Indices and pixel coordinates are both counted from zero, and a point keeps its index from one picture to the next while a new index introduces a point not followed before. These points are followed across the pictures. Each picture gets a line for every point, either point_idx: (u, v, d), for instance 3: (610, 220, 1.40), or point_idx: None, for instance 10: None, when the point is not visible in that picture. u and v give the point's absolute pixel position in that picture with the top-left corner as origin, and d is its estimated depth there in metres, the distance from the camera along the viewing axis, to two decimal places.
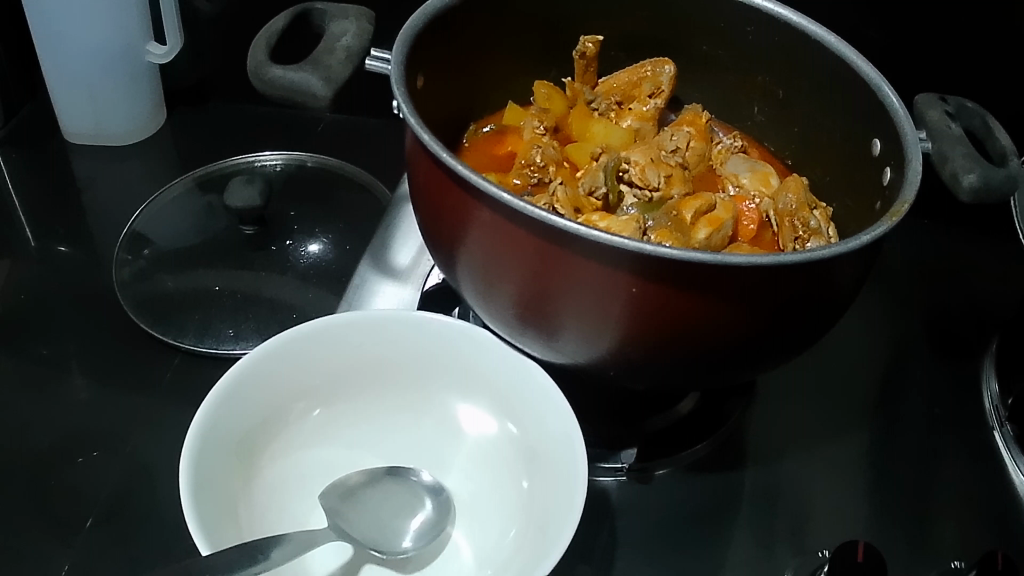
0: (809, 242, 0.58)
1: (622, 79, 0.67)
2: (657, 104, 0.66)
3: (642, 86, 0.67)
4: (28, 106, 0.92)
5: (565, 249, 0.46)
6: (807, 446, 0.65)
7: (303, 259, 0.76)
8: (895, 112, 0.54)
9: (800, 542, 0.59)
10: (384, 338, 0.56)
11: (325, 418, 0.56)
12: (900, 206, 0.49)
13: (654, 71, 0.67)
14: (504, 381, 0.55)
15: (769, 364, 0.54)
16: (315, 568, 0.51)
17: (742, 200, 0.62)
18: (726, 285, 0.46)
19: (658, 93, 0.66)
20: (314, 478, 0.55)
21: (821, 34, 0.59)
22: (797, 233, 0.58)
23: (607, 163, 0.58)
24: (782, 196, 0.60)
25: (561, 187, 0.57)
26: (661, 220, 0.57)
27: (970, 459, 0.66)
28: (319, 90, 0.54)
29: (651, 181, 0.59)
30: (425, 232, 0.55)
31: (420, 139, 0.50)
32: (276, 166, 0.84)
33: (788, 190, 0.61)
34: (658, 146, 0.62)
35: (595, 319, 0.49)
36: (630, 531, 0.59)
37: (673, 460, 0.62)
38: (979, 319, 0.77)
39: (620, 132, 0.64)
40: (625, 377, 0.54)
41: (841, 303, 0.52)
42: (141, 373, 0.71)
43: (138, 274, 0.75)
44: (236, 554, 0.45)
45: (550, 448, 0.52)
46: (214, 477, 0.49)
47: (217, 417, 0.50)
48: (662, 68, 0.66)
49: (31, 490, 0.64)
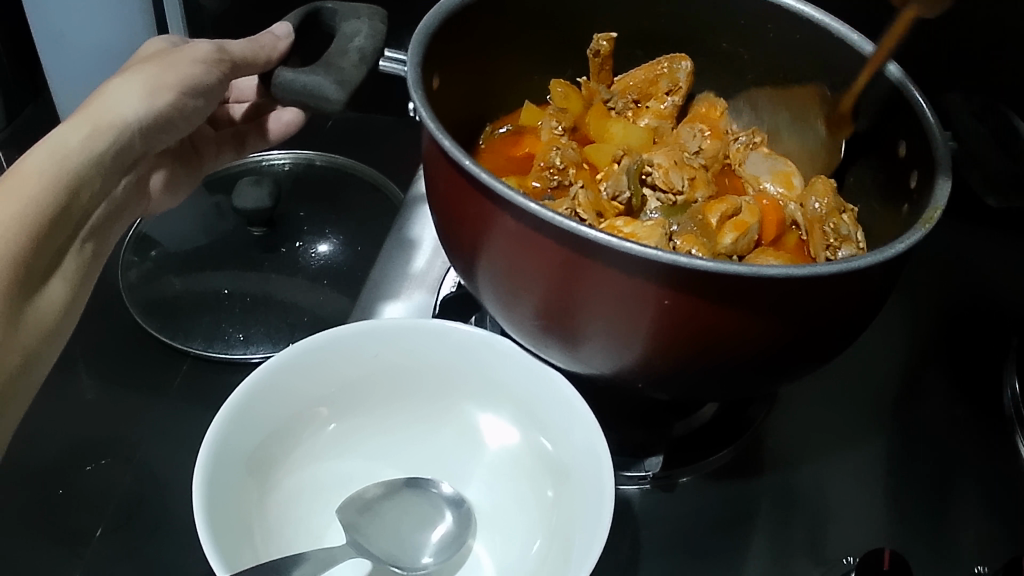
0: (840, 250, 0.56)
1: (639, 77, 0.66)
2: (674, 101, 0.65)
3: (659, 83, 0.65)
4: (30, 108, 0.89)
5: (593, 260, 0.45)
6: (827, 451, 0.64)
7: (313, 260, 0.75)
8: (924, 116, 0.53)
9: (821, 551, 0.58)
10: (402, 349, 0.54)
11: (341, 431, 0.55)
12: (932, 212, 0.48)
13: (671, 67, 0.65)
14: (527, 391, 0.54)
15: (798, 374, 0.53)
16: None
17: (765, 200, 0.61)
18: (758, 297, 0.45)
19: (675, 90, 0.65)
20: (331, 491, 0.54)
21: (843, 31, 0.58)
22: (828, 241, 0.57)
23: (629, 166, 0.57)
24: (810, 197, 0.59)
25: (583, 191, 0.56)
26: (687, 224, 0.55)
27: (990, 463, 0.65)
28: (332, 94, 0.52)
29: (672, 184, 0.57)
30: (443, 239, 0.54)
31: (439, 145, 0.49)
32: (284, 165, 0.82)
33: (816, 194, 0.59)
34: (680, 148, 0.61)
35: (624, 331, 0.48)
36: (653, 540, 0.58)
37: (696, 467, 0.60)
38: (996, 319, 0.76)
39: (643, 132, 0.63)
40: (651, 388, 0.52)
41: (872, 309, 0.51)
42: (152, 379, 0.70)
43: (146, 275, 0.73)
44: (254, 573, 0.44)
45: (576, 460, 0.51)
46: (230, 496, 0.48)
47: (230, 433, 0.48)
48: (679, 63, 0.65)
49: (40, 499, 0.63)
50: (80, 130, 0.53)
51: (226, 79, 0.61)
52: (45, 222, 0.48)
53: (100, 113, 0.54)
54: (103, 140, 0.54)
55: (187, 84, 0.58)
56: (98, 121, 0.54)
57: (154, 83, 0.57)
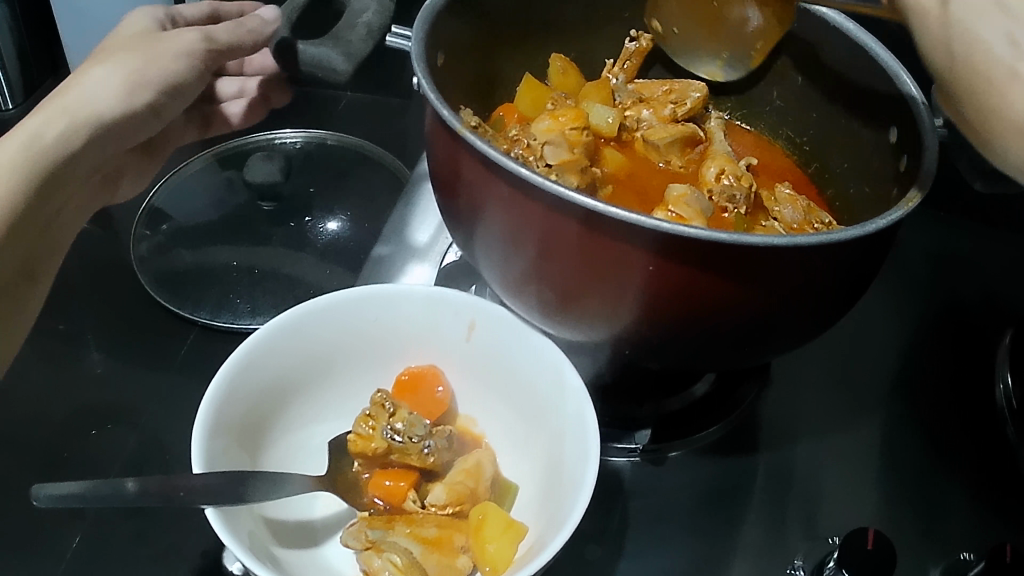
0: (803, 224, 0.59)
1: (653, 87, 0.68)
2: (674, 109, 0.66)
3: (668, 95, 0.67)
4: (50, 81, 0.92)
5: (582, 226, 0.47)
6: (819, 433, 0.65)
7: (322, 235, 0.76)
8: (913, 101, 0.54)
9: (811, 528, 0.59)
10: (402, 317, 0.56)
11: (342, 393, 0.57)
12: (915, 192, 0.49)
13: (683, 87, 0.67)
14: (522, 363, 0.55)
15: (781, 349, 0.54)
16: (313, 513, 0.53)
17: (728, 175, 0.60)
18: (739, 265, 0.46)
19: (679, 103, 0.66)
20: (326, 451, 0.56)
21: (839, 21, 0.59)
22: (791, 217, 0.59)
23: (353, 525, 0.50)
24: (784, 209, 0.60)
25: (551, 148, 0.58)
26: (363, 539, 0.50)
27: (980, 451, 0.66)
28: (339, 65, 0.56)
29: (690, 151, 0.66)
30: (442, 207, 0.56)
31: (440, 115, 0.51)
32: (296, 143, 0.84)
33: (786, 201, 0.60)
34: (660, 104, 0.66)
35: (612, 297, 0.50)
36: (643, 512, 0.59)
37: (685, 442, 0.62)
38: (994, 309, 0.76)
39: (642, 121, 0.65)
40: (642, 356, 0.54)
41: (855, 288, 0.52)
42: (160, 349, 0.70)
43: (155, 249, 0.75)
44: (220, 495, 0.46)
45: (562, 425, 0.52)
46: (226, 450, 0.49)
47: (234, 389, 0.50)
48: (694, 87, 0.67)
49: (45, 459, 0.63)
50: (58, 124, 0.57)
51: (207, 66, 0.67)
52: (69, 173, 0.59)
53: (75, 109, 0.59)
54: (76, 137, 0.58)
55: (164, 84, 0.63)
56: (9, 156, 0.54)
57: (132, 79, 0.61)
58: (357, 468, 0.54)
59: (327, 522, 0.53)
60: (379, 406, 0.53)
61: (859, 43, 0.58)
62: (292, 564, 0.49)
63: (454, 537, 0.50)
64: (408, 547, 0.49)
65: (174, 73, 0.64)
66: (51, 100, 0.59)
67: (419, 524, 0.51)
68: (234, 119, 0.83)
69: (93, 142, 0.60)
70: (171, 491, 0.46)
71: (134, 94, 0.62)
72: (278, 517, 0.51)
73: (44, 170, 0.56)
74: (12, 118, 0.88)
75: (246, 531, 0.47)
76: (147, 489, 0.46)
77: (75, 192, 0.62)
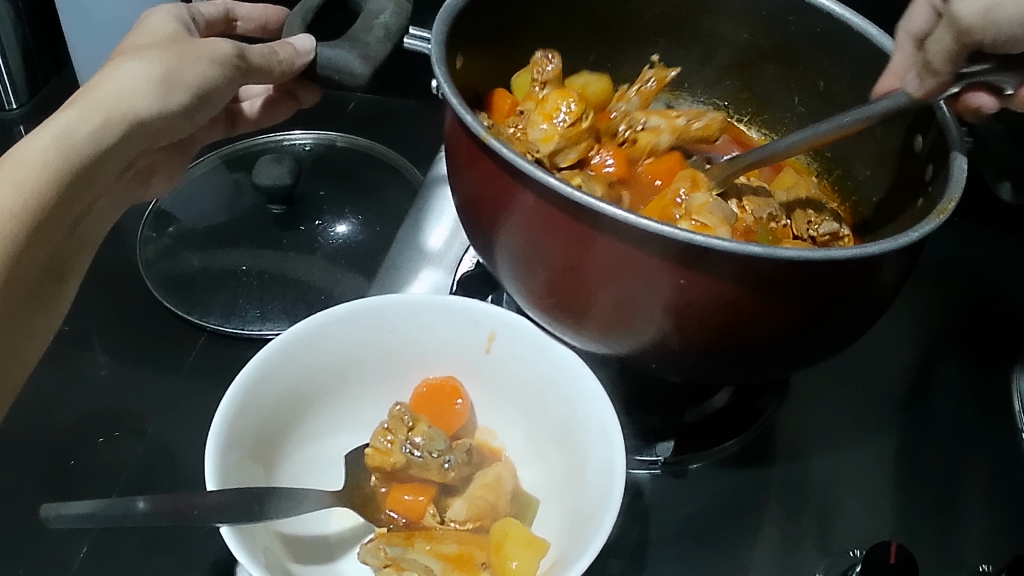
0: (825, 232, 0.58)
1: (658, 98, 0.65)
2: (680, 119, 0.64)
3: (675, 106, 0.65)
4: (54, 81, 0.91)
5: (610, 238, 0.46)
6: (839, 443, 0.64)
7: (332, 240, 0.75)
8: (940, 111, 0.53)
9: (832, 541, 0.58)
10: (420, 326, 0.55)
11: (357, 404, 0.56)
12: (946, 204, 0.47)
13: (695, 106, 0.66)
14: (543, 376, 0.54)
15: (806, 363, 0.53)
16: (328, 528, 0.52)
17: None
18: (771, 279, 0.45)
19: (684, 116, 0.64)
20: (342, 463, 0.54)
21: (863, 26, 0.58)
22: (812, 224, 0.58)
23: (370, 542, 0.49)
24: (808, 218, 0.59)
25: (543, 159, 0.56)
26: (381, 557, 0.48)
27: (1000, 463, 0.65)
28: (357, 69, 0.55)
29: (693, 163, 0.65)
30: (461, 213, 0.55)
31: (462, 120, 0.49)
32: (305, 145, 0.83)
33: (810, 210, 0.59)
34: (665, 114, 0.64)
35: (638, 310, 0.48)
36: (662, 525, 0.58)
37: (705, 454, 0.61)
38: (1012, 317, 0.75)
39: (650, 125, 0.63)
40: (664, 368, 0.53)
41: (883, 301, 0.50)
42: (168, 355, 0.69)
43: (162, 252, 0.74)
44: (235, 511, 0.45)
45: (586, 439, 0.51)
46: (240, 465, 0.48)
47: (249, 402, 0.49)
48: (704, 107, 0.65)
49: (52, 468, 0.62)
50: (90, 121, 0.49)
51: (235, 81, 0.58)
52: (68, 171, 0.48)
53: (114, 104, 0.50)
54: (113, 132, 0.51)
55: (201, 85, 0.55)
56: (58, 153, 0.47)
57: (168, 77, 0.53)
58: (374, 482, 0.53)
59: (344, 537, 0.52)
60: (397, 419, 0.52)
61: (884, 49, 0.57)
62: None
63: (474, 553, 0.49)
64: (429, 565, 0.47)
65: (208, 77, 0.56)
66: (83, 94, 0.51)
67: (439, 541, 0.49)
68: (256, 116, 0.74)
69: (164, 123, 0.54)
70: (187, 507, 0.45)
71: (169, 93, 0.53)
72: (293, 532, 0.50)
73: (76, 167, 0.48)
74: (15, 118, 0.87)
75: (262, 548, 0.46)
76: (159, 509, 0.45)
77: (107, 189, 0.54)
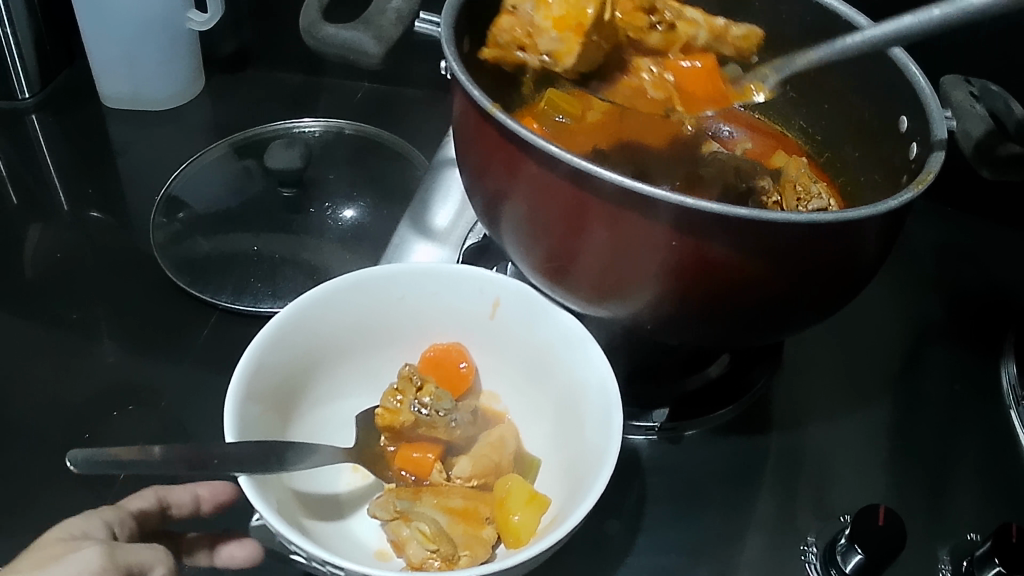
0: (809, 204, 0.61)
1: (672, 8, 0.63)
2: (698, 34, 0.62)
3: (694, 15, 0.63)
4: (65, 72, 0.93)
5: (608, 202, 0.48)
6: (831, 414, 0.66)
7: (340, 223, 0.77)
8: (921, 90, 0.56)
9: (824, 507, 0.61)
10: (427, 294, 0.57)
11: (367, 368, 0.58)
12: (925, 175, 0.50)
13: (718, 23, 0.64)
14: (546, 341, 0.56)
15: (795, 329, 0.55)
16: (340, 487, 0.54)
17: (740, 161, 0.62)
18: (760, 243, 0.47)
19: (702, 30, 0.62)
20: (353, 425, 0.57)
21: (850, 14, 0.61)
22: (798, 196, 0.61)
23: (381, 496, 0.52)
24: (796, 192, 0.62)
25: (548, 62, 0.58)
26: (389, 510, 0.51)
27: (987, 436, 0.67)
28: (371, 50, 0.58)
29: (729, 71, 0.65)
30: (468, 187, 0.57)
31: (470, 96, 0.52)
32: (315, 132, 0.85)
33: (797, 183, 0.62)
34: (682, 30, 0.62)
35: (635, 273, 0.51)
36: (659, 491, 0.60)
37: (701, 421, 0.63)
38: (999, 299, 0.78)
39: (688, 17, 0.63)
40: (660, 332, 0.56)
41: (869, 270, 0.53)
42: (179, 332, 0.71)
43: (174, 235, 0.76)
44: (251, 459, 0.47)
45: (586, 400, 0.54)
46: (257, 419, 0.50)
47: (265, 362, 0.51)
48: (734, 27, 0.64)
49: (67, 439, 0.64)
50: None
51: None
52: None
53: None
54: None
55: None
56: None
57: None
58: (383, 442, 0.55)
59: (355, 496, 0.54)
60: (407, 380, 0.55)
61: None
62: (320, 533, 0.50)
63: (479, 507, 0.51)
64: (435, 517, 0.50)
65: None
66: None
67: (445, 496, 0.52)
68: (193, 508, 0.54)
69: None
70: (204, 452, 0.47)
71: None
72: (305, 489, 0.52)
73: None
74: (28, 107, 0.90)
75: (274, 498, 0.48)
76: (178, 455, 0.47)
77: None
